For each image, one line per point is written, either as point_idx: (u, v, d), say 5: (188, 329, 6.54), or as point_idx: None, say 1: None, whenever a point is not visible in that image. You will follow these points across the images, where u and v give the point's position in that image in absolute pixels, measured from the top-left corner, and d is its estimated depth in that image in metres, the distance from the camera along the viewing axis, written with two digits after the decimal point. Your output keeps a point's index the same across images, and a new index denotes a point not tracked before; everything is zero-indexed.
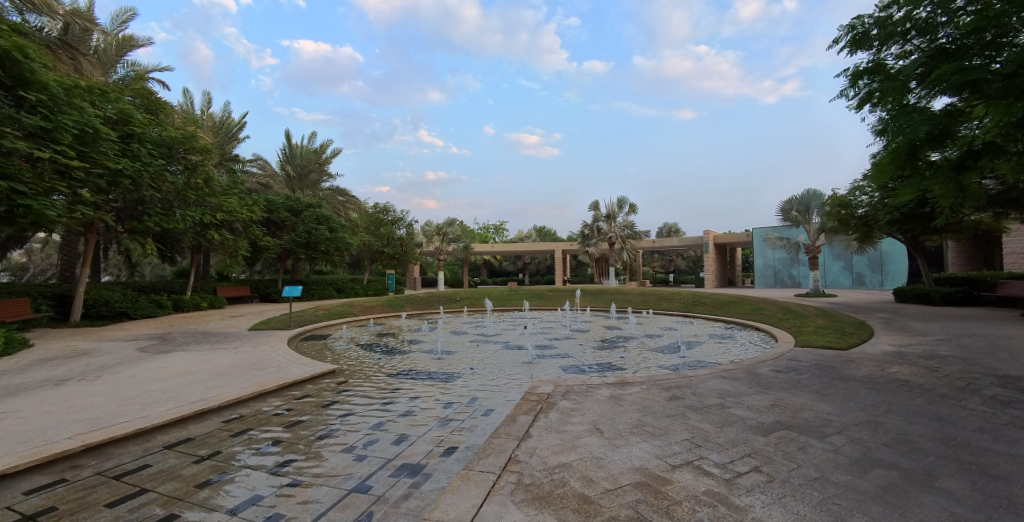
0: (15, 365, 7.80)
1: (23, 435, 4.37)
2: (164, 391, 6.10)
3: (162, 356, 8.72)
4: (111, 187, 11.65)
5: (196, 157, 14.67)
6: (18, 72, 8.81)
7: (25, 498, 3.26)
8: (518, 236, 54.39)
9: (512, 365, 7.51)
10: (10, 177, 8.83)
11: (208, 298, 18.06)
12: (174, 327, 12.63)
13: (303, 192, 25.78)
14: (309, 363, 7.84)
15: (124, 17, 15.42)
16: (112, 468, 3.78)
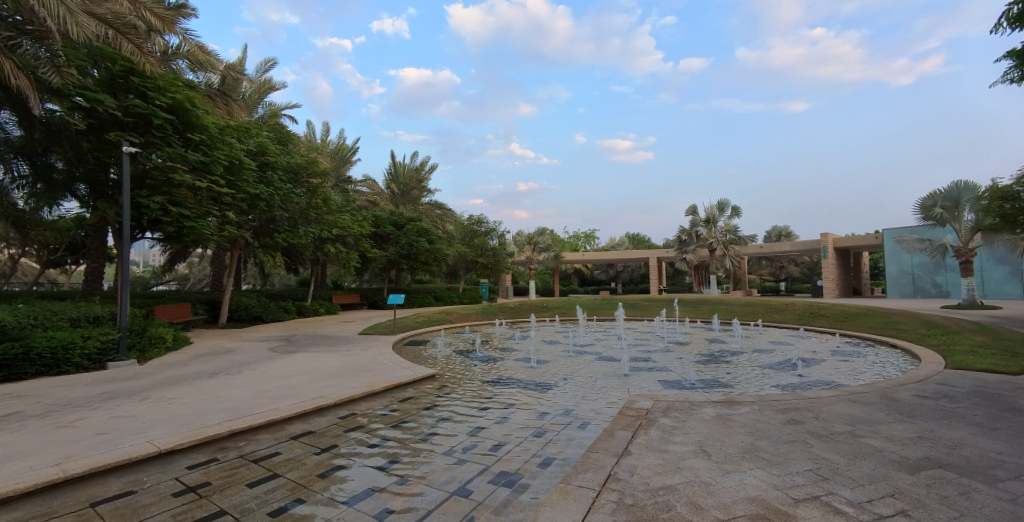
0: (179, 359, 9.35)
1: (185, 419, 5.21)
2: (289, 387, 6.91)
3: (288, 356, 9.90)
4: (251, 209, 13.50)
5: (317, 181, 16.53)
6: (187, 119, 10.70)
7: (188, 472, 3.88)
8: (610, 243, 53.36)
9: (606, 378, 7.31)
10: (179, 203, 10.71)
11: (325, 305, 20.15)
12: (298, 331, 14.26)
13: (405, 208, 27.77)
14: (411, 368, 8.35)
15: (267, 66, 17.98)
16: (251, 452, 4.35)
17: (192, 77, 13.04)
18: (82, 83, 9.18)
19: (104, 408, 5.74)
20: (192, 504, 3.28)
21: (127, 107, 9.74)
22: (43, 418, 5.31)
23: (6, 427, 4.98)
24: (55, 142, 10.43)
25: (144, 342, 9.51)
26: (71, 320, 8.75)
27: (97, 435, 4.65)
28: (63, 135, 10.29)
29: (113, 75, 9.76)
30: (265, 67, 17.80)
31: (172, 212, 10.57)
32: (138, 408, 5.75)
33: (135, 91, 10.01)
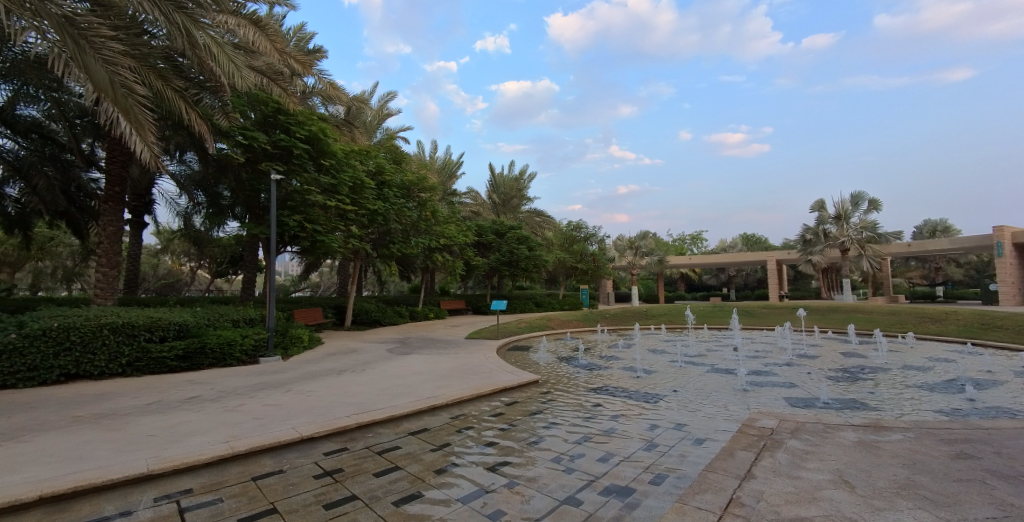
0: (314, 357, 10.66)
1: (321, 410, 5.93)
2: (405, 385, 7.51)
3: (403, 356, 10.76)
4: (371, 223, 14.92)
5: (426, 195, 17.79)
6: (321, 147, 12.22)
7: (325, 458, 4.40)
8: (720, 246, 49.74)
9: (721, 392, 6.80)
10: (313, 221, 12.26)
11: (434, 310, 21.54)
12: (411, 333, 15.42)
13: (506, 217, 28.61)
14: (516, 372, 8.56)
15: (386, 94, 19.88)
16: (376, 444, 4.80)
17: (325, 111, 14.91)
18: (243, 124, 10.97)
19: (258, 397, 6.75)
20: (329, 487, 3.71)
21: (275, 141, 11.44)
22: (215, 402, 6.40)
23: (191, 407, 6.11)
24: (222, 174, 12.53)
25: (287, 340, 10.99)
26: (233, 321, 10.40)
27: (254, 420, 5.48)
28: (229, 169, 12.35)
29: (265, 115, 11.46)
30: (383, 96, 19.67)
31: (308, 228, 12.17)
32: (284, 398, 6.68)
33: (281, 127, 11.67)
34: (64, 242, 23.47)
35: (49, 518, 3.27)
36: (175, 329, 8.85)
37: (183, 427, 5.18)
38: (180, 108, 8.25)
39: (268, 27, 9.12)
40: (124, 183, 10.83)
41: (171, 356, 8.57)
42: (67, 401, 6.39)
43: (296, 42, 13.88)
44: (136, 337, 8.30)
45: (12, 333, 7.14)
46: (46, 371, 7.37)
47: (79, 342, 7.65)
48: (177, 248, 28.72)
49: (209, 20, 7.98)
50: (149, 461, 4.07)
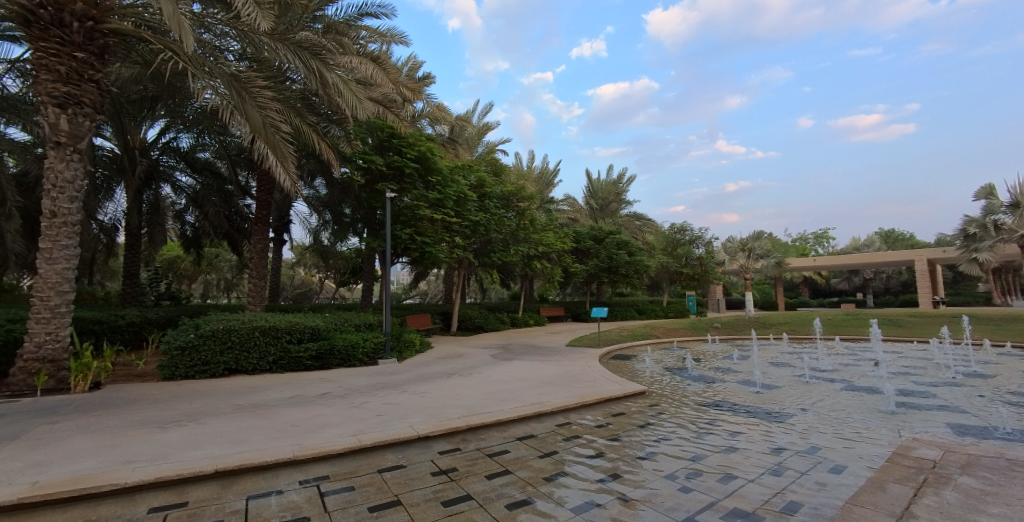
0: (425, 360, 11.42)
1: (435, 411, 6.32)
2: (510, 391, 7.71)
3: (506, 362, 11.08)
4: (474, 234, 15.65)
5: (524, 204, 18.22)
6: (429, 165, 13.15)
7: (441, 457, 4.68)
8: (852, 244, 43.79)
9: (863, 413, 5.96)
10: (423, 234, 13.24)
11: (534, 316, 21.87)
12: (513, 340, 15.81)
13: (604, 222, 28.08)
14: (620, 382, 8.32)
15: (485, 109, 20.82)
16: (486, 447, 4.99)
17: (431, 131, 16.04)
18: (363, 149, 12.21)
19: (378, 395, 7.40)
20: (445, 485, 3.93)
21: (390, 163, 12.60)
22: (343, 399, 7.15)
23: (325, 402, 6.90)
24: (345, 195, 14.06)
25: (401, 344, 11.92)
26: (355, 325, 11.52)
27: (376, 416, 6.02)
28: (350, 190, 13.80)
29: (382, 140, 12.66)
30: (483, 112, 20.58)
31: (417, 240, 13.14)
32: (401, 397, 7.25)
33: (394, 149, 12.80)
34: (225, 257, 27.98)
35: (222, 489, 3.91)
36: (310, 332, 10.01)
37: (319, 420, 5.86)
38: (315, 142, 9.36)
39: (384, 62, 10.17)
40: (270, 207, 12.65)
41: (306, 356, 9.73)
42: (231, 391, 7.59)
43: (407, 70, 15.14)
44: (279, 338, 9.56)
45: (192, 333, 8.74)
46: (214, 365, 8.85)
47: (237, 341, 9.06)
48: (309, 261, 32.70)
49: (336, 62, 9.00)
50: (294, 448, 4.67)
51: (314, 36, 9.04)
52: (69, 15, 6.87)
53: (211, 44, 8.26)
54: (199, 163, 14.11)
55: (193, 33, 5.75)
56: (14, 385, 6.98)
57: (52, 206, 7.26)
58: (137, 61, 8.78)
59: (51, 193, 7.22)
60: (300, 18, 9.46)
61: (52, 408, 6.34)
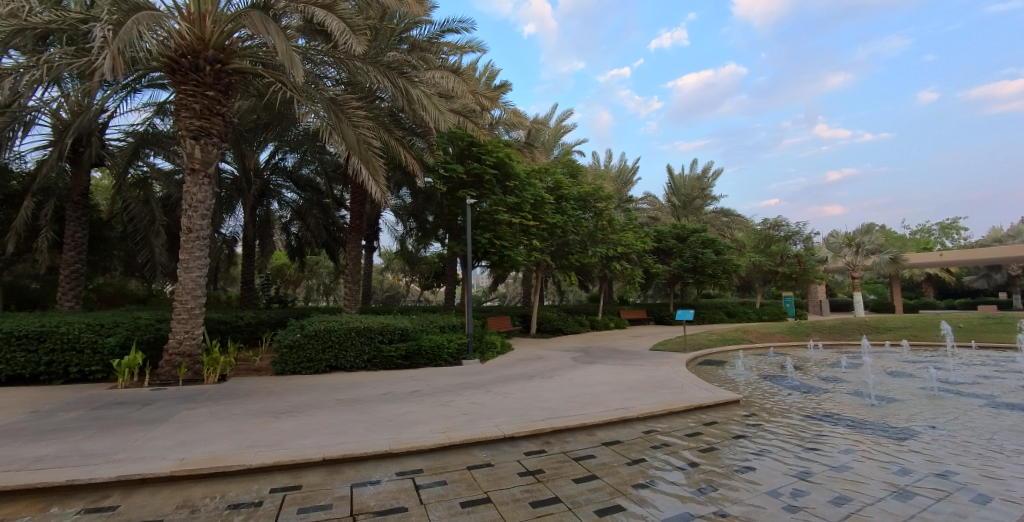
0: (507, 361, 11.66)
1: (519, 412, 6.44)
2: (593, 395, 7.62)
3: (588, 365, 10.97)
4: (551, 237, 15.71)
5: (602, 204, 17.95)
6: (507, 169, 13.45)
7: (527, 457, 4.77)
8: (991, 236, 37.57)
9: (1012, 435, 5.12)
10: (502, 238, 13.56)
11: (614, 319, 21.40)
12: (593, 343, 15.59)
13: (688, 219, 26.78)
14: (711, 390, 7.88)
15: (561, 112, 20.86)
16: (571, 451, 4.98)
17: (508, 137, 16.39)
18: (445, 160, 12.75)
19: (464, 395, 7.70)
20: (533, 486, 3.99)
21: (470, 170, 13.07)
22: (431, 396, 7.52)
23: (415, 400, 7.31)
24: (429, 203, 14.79)
25: (483, 345, 12.27)
26: (440, 326, 12.07)
27: (463, 415, 6.27)
28: (433, 198, 14.48)
29: (463, 149, 13.14)
30: (559, 114, 20.63)
31: (497, 244, 13.49)
32: (485, 397, 7.47)
33: (474, 157, 13.22)
34: (324, 264, 30.69)
35: (329, 475, 4.30)
36: (399, 332, 10.64)
37: (411, 416, 6.23)
38: (402, 154, 9.95)
39: (465, 73, 10.55)
40: (362, 217, 13.66)
41: (397, 355, 10.38)
42: (332, 387, 8.31)
43: (485, 79, 15.62)
44: (373, 338, 10.27)
45: (299, 333, 9.70)
46: (317, 362, 9.75)
47: (337, 341, 9.89)
48: (396, 266, 34.81)
49: (420, 78, 9.48)
50: (390, 441, 5.01)
51: (400, 56, 9.65)
52: (203, 61, 7.95)
53: (313, 73, 9.15)
54: (302, 180, 15.64)
55: (301, 66, 6.41)
56: (162, 375, 8.24)
57: (189, 223, 8.45)
58: (253, 93, 9.99)
59: (188, 212, 8.42)
60: (388, 40, 10.16)
61: (191, 396, 7.39)
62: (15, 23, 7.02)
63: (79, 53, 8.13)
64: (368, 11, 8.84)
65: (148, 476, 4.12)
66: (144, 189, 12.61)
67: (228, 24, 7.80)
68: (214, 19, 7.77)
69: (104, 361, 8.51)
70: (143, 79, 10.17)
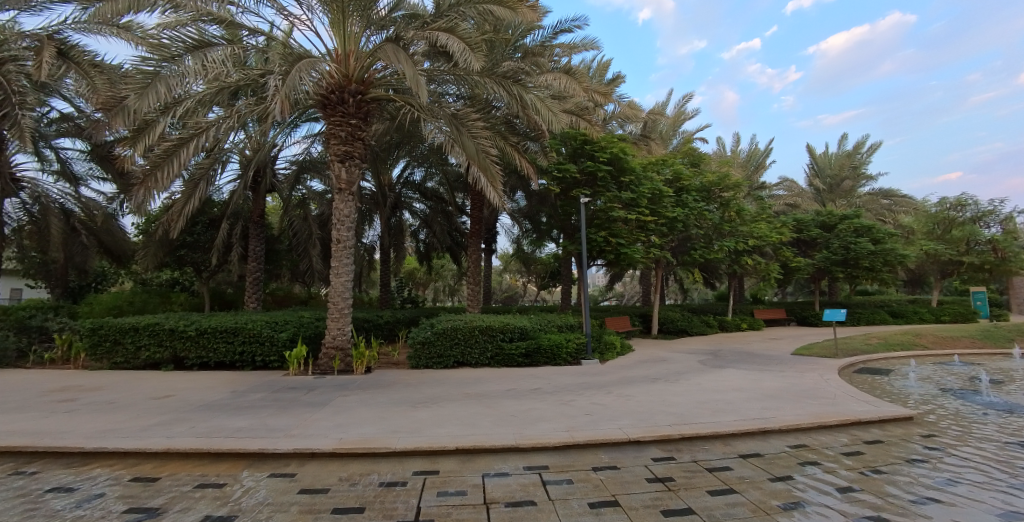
0: (628, 363, 11.36)
1: (643, 415, 6.23)
2: (726, 402, 7.06)
3: (718, 369, 10.19)
4: (671, 232, 14.93)
5: (729, 194, 16.59)
6: (622, 165, 13.13)
7: (655, 464, 4.59)
8: None
9: None
10: (618, 235, 13.27)
11: (747, 320, 19.54)
12: (723, 345, 14.44)
13: (835, 204, 23.26)
14: (873, 403, 6.80)
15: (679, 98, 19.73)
16: (703, 460, 4.68)
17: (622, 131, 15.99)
18: (558, 161, 12.85)
19: (585, 395, 7.69)
20: (664, 494, 3.83)
21: (584, 169, 13.01)
22: (553, 395, 7.65)
23: (537, 397, 7.50)
24: (543, 204, 15.05)
25: (602, 346, 12.14)
26: (558, 326, 12.19)
27: (585, 415, 6.26)
28: (547, 200, 14.70)
29: (576, 149, 13.11)
30: (677, 101, 19.54)
31: (612, 242, 13.24)
32: (607, 399, 7.37)
33: (587, 155, 13.12)
34: (448, 266, 32.95)
35: (462, 464, 4.62)
36: (519, 331, 11.00)
37: (534, 413, 6.41)
38: (517, 159, 10.28)
39: (577, 73, 10.54)
40: (481, 222, 14.40)
41: (518, 353, 10.74)
42: (460, 381, 8.91)
43: (596, 75, 15.40)
44: (495, 336, 10.76)
45: (431, 330, 10.57)
46: (447, 357, 10.52)
47: (462, 338, 10.56)
48: (514, 267, 35.95)
49: (534, 84, 9.66)
50: (516, 436, 5.21)
51: (514, 64, 9.97)
52: (348, 94, 9.11)
53: (436, 92, 9.93)
54: (428, 191, 17.03)
55: (426, 87, 6.98)
56: (322, 365, 9.61)
57: (339, 235, 9.71)
58: (388, 117, 11.17)
59: (338, 226, 9.68)
60: (504, 50, 10.60)
61: (345, 385, 8.50)
62: (218, 84, 8.85)
63: (258, 101, 9.92)
64: (485, 26, 9.29)
65: (317, 451, 4.85)
66: (304, 208, 14.84)
67: (367, 59, 8.93)
68: (356, 57, 8.97)
69: (279, 352, 10.19)
70: (303, 116, 11.99)
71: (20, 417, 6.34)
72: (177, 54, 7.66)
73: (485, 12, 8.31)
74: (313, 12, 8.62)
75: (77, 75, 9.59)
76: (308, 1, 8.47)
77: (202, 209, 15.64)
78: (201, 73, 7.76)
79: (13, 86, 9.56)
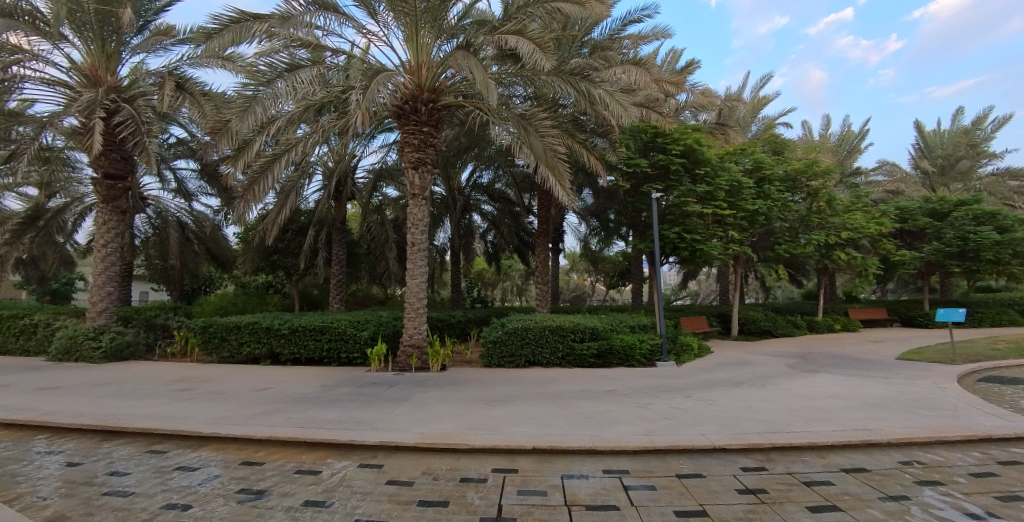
0: (707, 365, 10.78)
1: (728, 422, 5.88)
2: (823, 410, 6.47)
3: (810, 374, 9.37)
4: (752, 226, 13.99)
5: (817, 183, 15.26)
6: (696, 157, 12.51)
7: (744, 473, 4.31)
8: None
9: None
10: (692, 231, 12.64)
11: (841, 320, 17.81)
12: (814, 348, 13.26)
13: (949, 188, 20.53)
14: (1006, 417, 5.91)
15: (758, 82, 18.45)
16: (799, 473, 4.32)
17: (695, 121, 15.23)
18: (628, 156, 12.47)
19: (662, 398, 7.40)
20: (757, 507, 3.58)
21: (655, 163, 12.55)
22: (628, 397, 7.44)
23: (611, 399, 7.34)
24: (612, 201, 14.71)
25: (678, 347, 11.63)
26: (630, 326, 11.85)
27: (664, 419, 6.03)
28: (616, 196, 14.35)
29: (646, 142, 12.67)
30: (755, 86, 18.26)
31: (687, 239, 12.65)
32: (686, 403, 7.04)
33: (659, 148, 12.63)
34: (516, 267, 33.21)
35: (539, 463, 4.63)
36: (590, 331, 10.84)
37: (610, 415, 6.27)
38: (585, 157, 10.14)
39: (647, 63, 10.17)
40: (548, 221, 14.38)
41: (590, 354, 10.57)
42: (533, 381, 8.94)
43: (667, 65, 14.80)
44: (565, 336, 10.68)
45: (502, 330, 10.72)
46: (518, 357, 10.62)
47: (533, 338, 10.60)
48: (581, 266, 35.51)
49: (602, 78, 9.49)
50: (593, 438, 5.13)
51: (582, 60, 9.85)
52: (420, 103, 9.49)
53: (504, 94, 10.06)
54: (496, 193, 17.29)
55: (495, 89, 7.06)
56: (401, 363, 10.07)
57: (413, 238, 10.12)
58: (458, 122, 11.50)
59: (412, 229, 10.09)
60: (571, 47, 10.50)
61: (423, 382, 8.84)
62: (305, 102, 9.60)
63: (340, 115, 10.63)
64: (552, 25, 9.27)
65: (401, 444, 5.09)
66: (381, 213, 15.68)
67: (438, 68, 9.29)
68: (428, 67, 9.34)
69: (362, 349, 10.84)
70: (379, 127, 12.67)
71: (151, 403, 7.28)
72: (270, 78, 8.40)
73: (553, 10, 8.29)
74: (388, 27, 9.07)
75: (190, 104, 10.84)
76: (384, 18, 8.93)
77: (292, 218, 17.03)
78: (291, 94, 8.45)
79: (141, 116, 11.01)
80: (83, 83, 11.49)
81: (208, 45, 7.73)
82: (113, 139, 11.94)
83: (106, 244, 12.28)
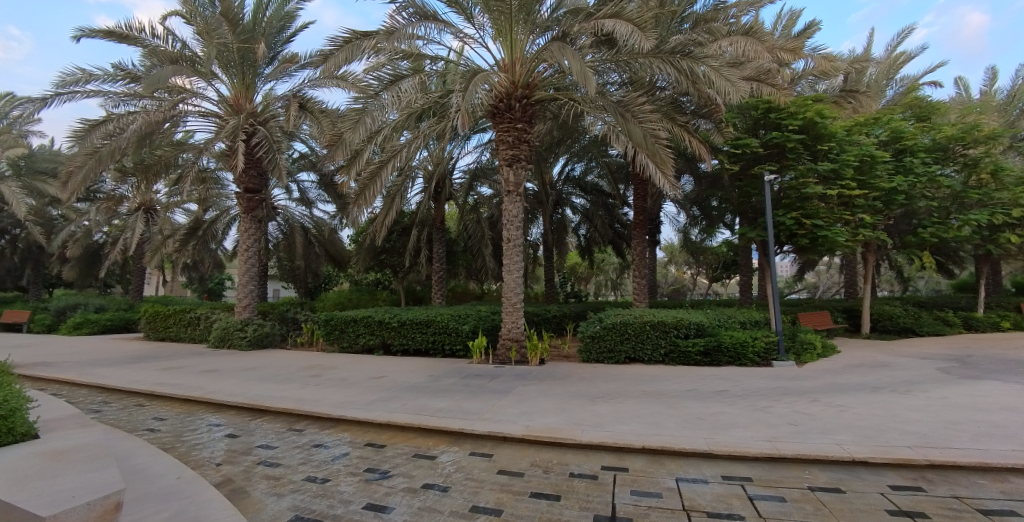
0: (834, 366, 9.58)
1: (869, 432, 5.14)
2: (996, 425, 5.39)
3: (971, 380, 7.90)
4: (888, 207, 12.16)
5: (977, 150, 12.79)
6: (817, 132, 11.17)
7: (895, 492, 3.74)
8: None
9: None
10: (813, 215, 11.27)
11: (1011, 317, 14.79)
12: (975, 349, 11.15)
13: None
14: None
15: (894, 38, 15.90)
16: (971, 498, 3.64)
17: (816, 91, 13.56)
18: (736, 137, 11.48)
19: (784, 401, 6.71)
20: None
21: (767, 142, 11.40)
22: (743, 399, 6.87)
23: (724, 400, 6.82)
24: (715, 187, 13.69)
25: (798, 346, 10.49)
26: (740, 323, 10.93)
27: (789, 425, 5.45)
28: (720, 182, 13.32)
29: (757, 119, 11.57)
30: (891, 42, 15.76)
31: (807, 225, 11.31)
32: (814, 408, 6.30)
33: (773, 125, 11.45)
34: (610, 260, 32.39)
35: (650, 464, 4.44)
36: (695, 328, 10.19)
37: (724, 418, 5.82)
38: (687, 141, 9.54)
39: (759, 31, 9.24)
40: (645, 212, 13.77)
41: (696, 351, 9.93)
42: (635, 378, 8.63)
43: (782, 30, 13.33)
44: (668, 332, 10.15)
45: (600, 324, 10.52)
46: (618, 352, 10.35)
47: (634, 333, 10.24)
48: (680, 258, 33.62)
49: (705, 54, 8.83)
50: (707, 441, 4.80)
51: (683, 36, 9.25)
52: (514, 100, 9.62)
53: (599, 82, 9.81)
54: (589, 185, 17.01)
55: (591, 78, 6.89)
56: (501, 355, 10.34)
57: (509, 234, 10.31)
58: (550, 116, 11.47)
59: (508, 226, 10.29)
60: (670, 24, 9.93)
61: (523, 375, 8.98)
62: (408, 109, 10.22)
63: (439, 119, 11.16)
64: (649, 3, 8.82)
65: (508, 436, 5.21)
66: (477, 212, 16.22)
67: (532, 63, 9.33)
68: (522, 63, 9.42)
69: (463, 342, 11.32)
70: (474, 128, 13.11)
71: (289, 387, 8.28)
72: (378, 91, 9.07)
73: None
74: (483, 29, 9.31)
75: (311, 121, 12.10)
76: (478, 20, 9.17)
77: (397, 219, 18.32)
78: (395, 103, 9.05)
79: (272, 136, 12.55)
80: (229, 112, 13.36)
81: (326, 65, 8.54)
82: (252, 158, 13.76)
83: (247, 249, 14.24)
